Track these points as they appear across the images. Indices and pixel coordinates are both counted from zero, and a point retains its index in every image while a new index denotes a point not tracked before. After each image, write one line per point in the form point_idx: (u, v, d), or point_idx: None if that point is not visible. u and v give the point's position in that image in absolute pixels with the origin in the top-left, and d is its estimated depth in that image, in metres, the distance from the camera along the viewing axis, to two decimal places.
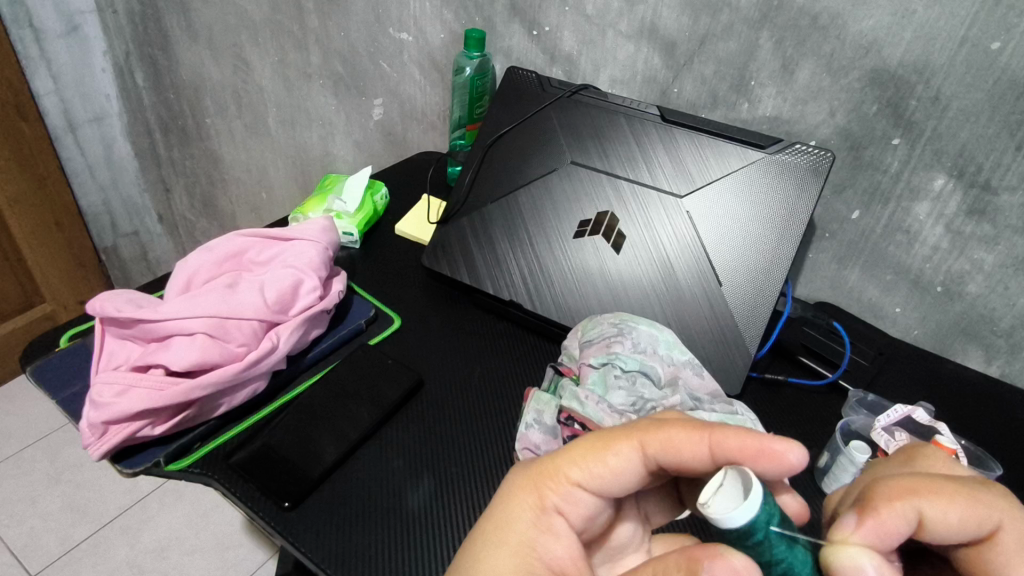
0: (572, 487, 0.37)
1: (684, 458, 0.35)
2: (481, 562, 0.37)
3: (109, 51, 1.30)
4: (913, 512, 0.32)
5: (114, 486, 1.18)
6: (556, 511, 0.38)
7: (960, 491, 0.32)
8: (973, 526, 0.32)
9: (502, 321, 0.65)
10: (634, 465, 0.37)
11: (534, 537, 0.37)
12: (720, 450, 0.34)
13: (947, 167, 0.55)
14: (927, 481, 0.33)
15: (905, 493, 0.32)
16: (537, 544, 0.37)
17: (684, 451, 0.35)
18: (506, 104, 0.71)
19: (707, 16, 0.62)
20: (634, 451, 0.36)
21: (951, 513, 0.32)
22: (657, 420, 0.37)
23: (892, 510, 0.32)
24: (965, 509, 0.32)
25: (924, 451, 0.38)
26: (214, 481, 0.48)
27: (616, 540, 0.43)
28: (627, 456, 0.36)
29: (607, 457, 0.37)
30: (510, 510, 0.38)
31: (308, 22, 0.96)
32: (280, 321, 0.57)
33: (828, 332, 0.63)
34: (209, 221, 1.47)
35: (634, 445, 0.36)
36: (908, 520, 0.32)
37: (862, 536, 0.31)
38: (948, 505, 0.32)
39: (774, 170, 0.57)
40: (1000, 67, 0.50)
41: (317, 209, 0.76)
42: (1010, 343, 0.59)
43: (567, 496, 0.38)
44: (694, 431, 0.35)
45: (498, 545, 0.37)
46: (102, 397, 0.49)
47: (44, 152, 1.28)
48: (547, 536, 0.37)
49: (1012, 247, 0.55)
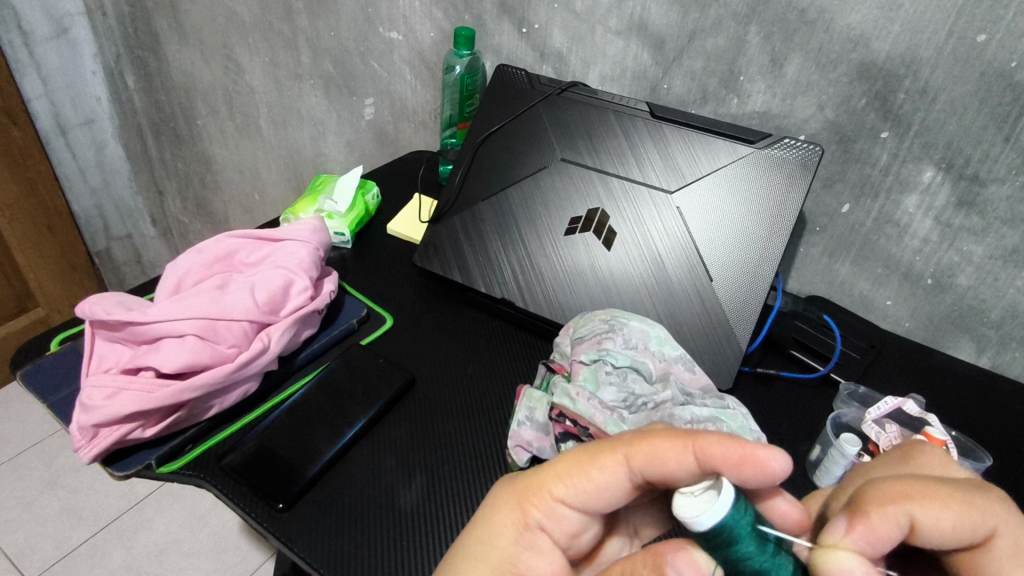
0: (556, 504, 0.37)
1: (670, 470, 0.34)
2: (463, 565, 0.37)
3: (99, 53, 1.30)
4: (904, 517, 0.32)
5: (109, 489, 1.18)
6: (539, 528, 0.38)
7: (952, 497, 0.32)
8: (966, 532, 0.32)
9: (494, 319, 0.65)
10: (620, 480, 0.36)
11: (517, 551, 0.37)
12: (706, 459, 0.33)
13: (936, 159, 0.56)
14: (921, 486, 0.33)
15: (898, 498, 0.32)
16: (519, 559, 0.37)
17: (669, 463, 0.34)
18: (495, 102, 0.70)
19: (697, 11, 0.62)
20: (620, 465, 0.36)
21: (944, 519, 0.32)
22: (642, 432, 0.36)
23: (883, 515, 0.31)
24: (958, 515, 0.32)
25: (918, 448, 0.39)
26: (206, 483, 0.48)
27: (604, 557, 0.43)
28: (611, 471, 0.36)
29: (591, 473, 0.36)
30: (493, 521, 0.38)
31: (298, 23, 0.95)
32: (271, 322, 0.57)
33: (819, 326, 0.63)
34: (202, 223, 1.47)
35: (619, 459, 0.36)
36: (900, 526, 0.31)
37: (852, 540, 0.31)
38: (942, 510, 0.32)
39: (762, 163, 0.57)
40: (986, 59, 0.50)
41: (309, 209, 0.76)
42: (999, 334, 0.59)
43: (550, 512, 0.38)
44: (679, 441, 0.34)
45: (480, 558, 0.37)
46: (92, 400, 0.48)
47: (34, 155, 1.27)
48: (530, 551, 0.38)
49: (1001, 238, 0.55)
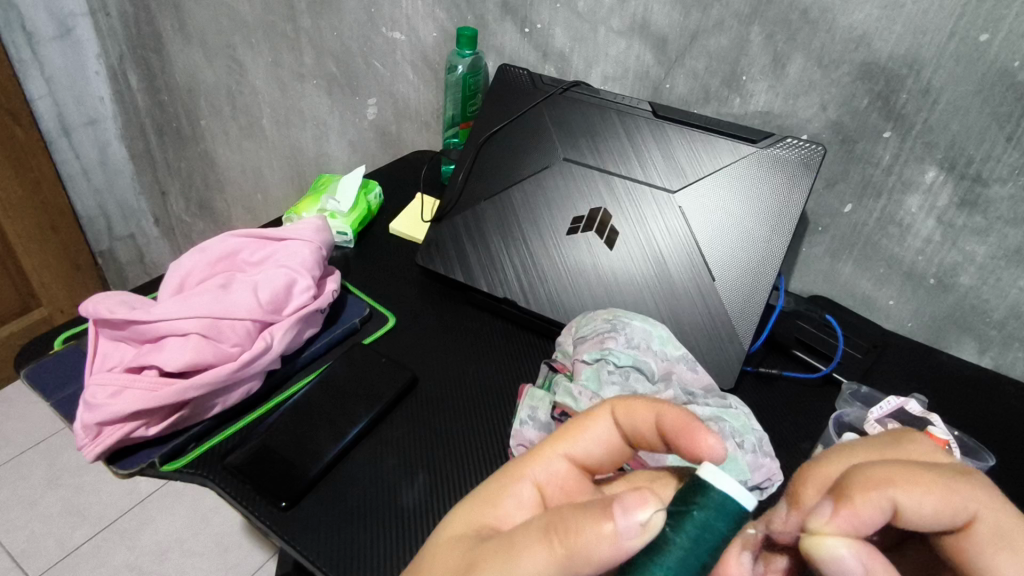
0: (553, 457, 0.38)
1: (639, 423, 0.37)
2: (447, 522, 0.37)
3: (103, 54, 1.30)
4: (887, 502, 0.31)
5: (112, 488, 1.18)
6: (530, 482, 0.38)
7: (935, 481, 0.32)
8: (948, 515, 0.32)
9: (497, 318, 0.65)
10: (605, 432, 0.39)
11: (501, 502, 0.37)
12: (666, 414, 0.36)
13: (938, 159, 0.56)
14: (905, 471, 0.32)
15: (882, 484, 0.32)
16: (501, 506, 0.37)
17: (639, 414, 0.37)
18: (498, 102, 0.71)
19: (699, 11, 0.62)
20: (607, 419, 0.39)
21: (926, 503, 0.32)
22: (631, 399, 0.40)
23: (867, 501, 0.31)
24: (940, 500, 0.32)
25: (907, 432, 0.38)
26: (210, 482, 0.48)
27: None
28: (598, 422, 0.39)
29: (585, 427, 0.39)
30: (490, 476, 0.39)
31: (300, 23, 0.96)
32: (274, 321, 0.57)
33: (821, 326, 0.63)
34: (205, 223, 1.47)
35: (607, 413, 0.39)
36: (882, 511, 0.31)
37: (837, 525, 0.31)
38: (924, 495, 0.32)
39: (764, 162, 0.57)
40: (989, 59, 0.50)
41: (312, 209, 0.76)
42: (1002, 334, 0.59)
43: (544, 465, 0.38)
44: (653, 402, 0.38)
45: (466, 512, 0.37)
46: (96, 398, 0.49)
47: (38, 155, 1.27)
48: (513, 500, 0.37)
49: (1004, 238, 0.55)
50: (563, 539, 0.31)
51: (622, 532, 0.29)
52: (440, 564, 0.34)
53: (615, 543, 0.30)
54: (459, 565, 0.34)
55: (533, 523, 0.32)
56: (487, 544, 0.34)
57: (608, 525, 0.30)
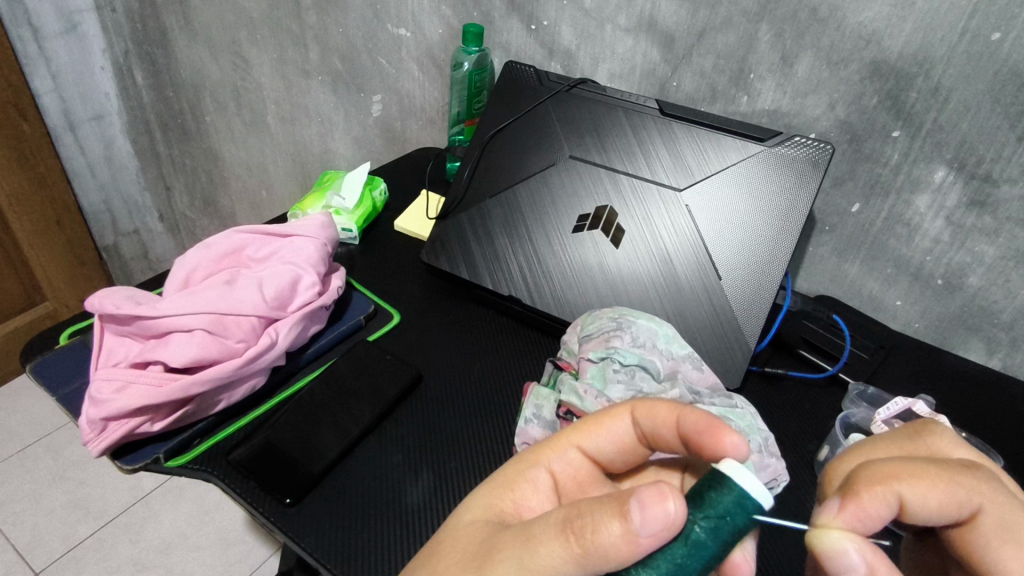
0: (570, 448, 0.39)
1: (657, 423, 0.37)
2: (459, 511, 0.37)
3: (108, 50, 1.30)
4: (893, 496, 0.32)
5: (116, 483, 1.18)
6: (547, 469, 0.39)
7: (940, 476, 0.32)
8: (953, 509, 0.32)
9: (501, 316, 0.65)
10: (624, 428, 0.39)
11: (518, 488, 0.38)
12: (685, 417, 0.36)
13: (948, 159, 0.55)
14: (909, 466, 0.32)
15: (886, 478, 0.32)
16: (518, 492, 0.38)
17: (658, 416, 0.37)
18: (504, 98, 0.70)
19: (707, 9, 0.62)
20: (626, 417, 0.38)
21: (930, 497, 0.31)
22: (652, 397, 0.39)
23: (873, 495, 0.31)
24: (945, 493, 0.32)
25: (923, 429, 0.38)
26: (214, 477, 0.48)
27: None
28: (618, 420, 0.39)
29: (603, 423, 0.39)
30: (505, 467, 0.39)
31: (306, 19, 0.95)
32: (279, 317, 0.57)
33: (827, 326, 0.62)
34: (210, 219, 1.47)
35: (627, 411, 0.38)
36: (889, 505, 0.31)
37: (843, 519, 0.32)
38: (929, 489, 0.32)
39: (773, 161, 0.57)
40: (1000, 58, 0.50)
41: (317, 205, 0.76)
42: (1010, 335, 0.59)
43: (561, 455, 0.39)
44: (672, 404, 0.37)
45: (481, 500, 0.37)
46: (102, 393, 0.49)
47: (43, 150, 1.28)
48: (529, 486, 0.38)
49: (1013, 239, 0.55)
50: (580, 537, 0.30)
51: (638, 530, 0.29)
52: (454, 551, 0.35)
53: (630, 540, 0.29)
54: (472, 552, 0.34)
55: (550, 517, 0.32)
56: (503, 535, 0.34)
57: (623, 524, 0.29)
